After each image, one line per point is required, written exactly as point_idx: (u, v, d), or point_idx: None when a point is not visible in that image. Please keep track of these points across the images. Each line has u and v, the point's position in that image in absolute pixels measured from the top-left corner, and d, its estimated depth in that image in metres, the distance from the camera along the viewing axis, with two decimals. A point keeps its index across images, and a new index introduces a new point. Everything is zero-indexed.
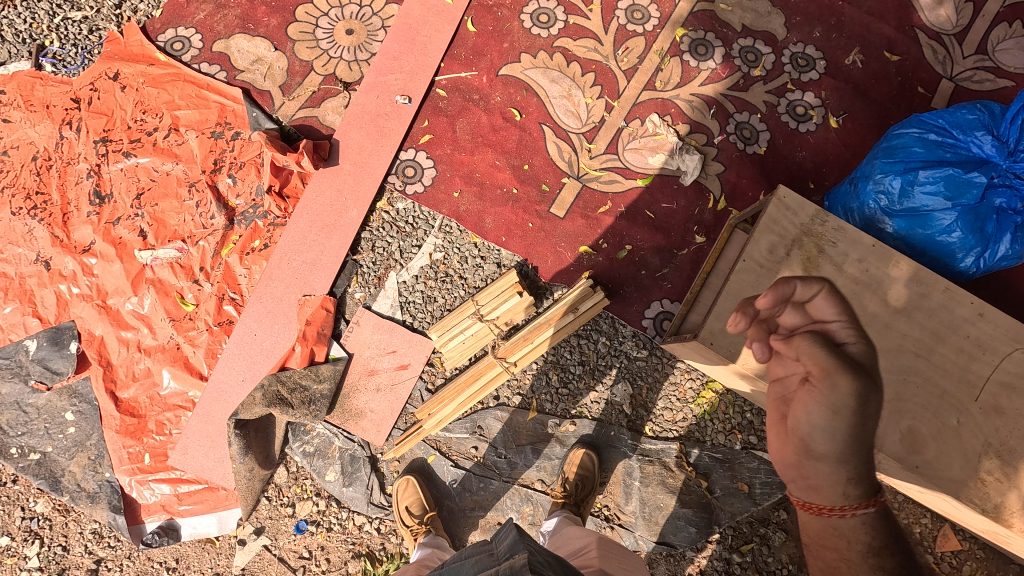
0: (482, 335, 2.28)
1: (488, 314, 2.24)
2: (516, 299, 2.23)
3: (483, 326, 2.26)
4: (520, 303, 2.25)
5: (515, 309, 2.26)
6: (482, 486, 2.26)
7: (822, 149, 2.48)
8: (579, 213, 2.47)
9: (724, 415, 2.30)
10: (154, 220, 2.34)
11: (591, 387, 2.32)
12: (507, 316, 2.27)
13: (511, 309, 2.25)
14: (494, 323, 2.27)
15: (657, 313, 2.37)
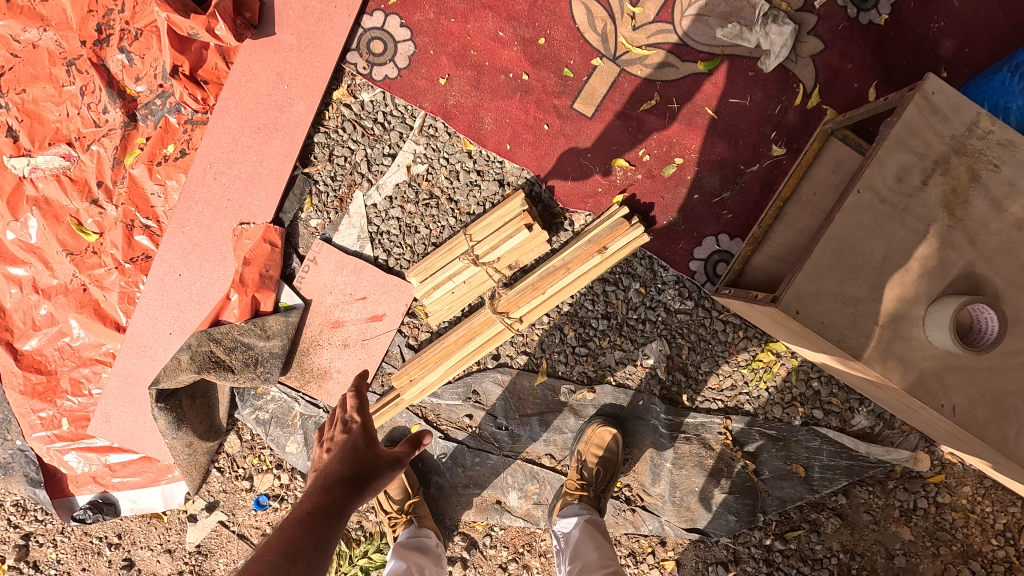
0: (477, 281, 1.73)
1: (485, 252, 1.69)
2: (523, 233, 1.67)
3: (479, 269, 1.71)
4: (529, 238, 1.69)
5: (523, 247, 1.70)
6: (478, 461, 1.85)
7: (970, 17, 1.70)
8: (613, 111, 1.78)
9: (782, 384, 1.82)
10: (24, 115, 1.69)
11: (617, 347, 1.81)
12: (511, 256, 1.71)
13: (517, 247, 1.70)
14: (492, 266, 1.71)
15: (710, 254, 1.79)
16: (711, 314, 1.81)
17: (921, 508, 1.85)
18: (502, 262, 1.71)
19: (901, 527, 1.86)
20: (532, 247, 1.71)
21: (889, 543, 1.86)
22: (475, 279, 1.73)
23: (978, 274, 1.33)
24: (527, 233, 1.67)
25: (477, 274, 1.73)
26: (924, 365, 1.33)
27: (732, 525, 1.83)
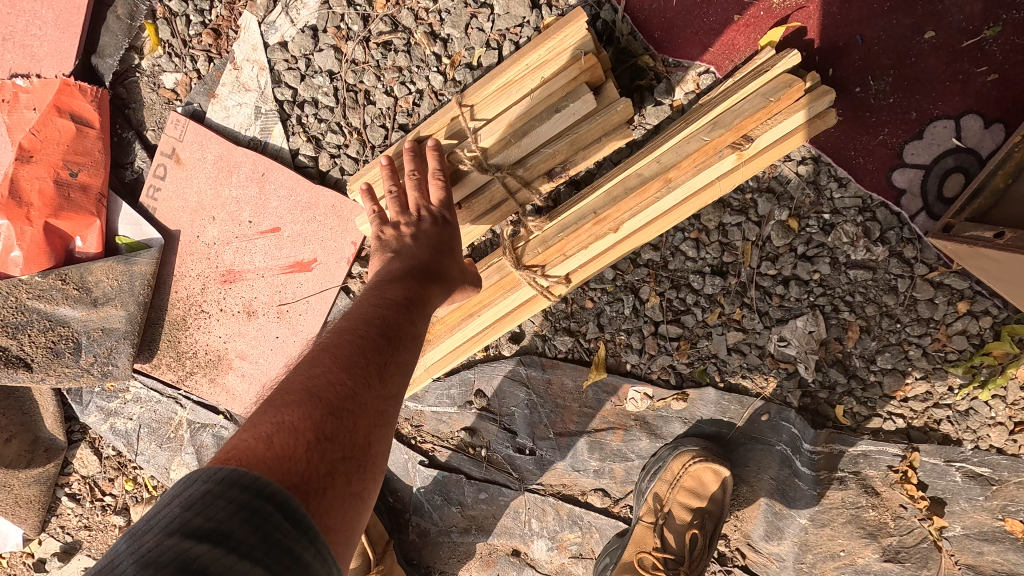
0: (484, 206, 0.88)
1: (506, 145, 0.86)
2: (582, 102, 0.83)
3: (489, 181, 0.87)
4: (595, 116, 0.84)
5: (579, 133, 0.84)
6: (483, 498, 1.13)
7: None
8: None
9: (1018, 396, 1.03)
10: None
11: (731, 326, 1.02)
12: (554, 155, 0.85)
13: (567, 135, 0.84)
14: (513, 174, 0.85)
15: (937, 156, 0.92)
16: (911, 272, 0.99)
17: None
18: (533, 168, 0.85)
19: None
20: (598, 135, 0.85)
21: None
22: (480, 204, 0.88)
23: None
24: (591, 102, 0.83)
25: (483, 193, 0.87)
26: None
27: None
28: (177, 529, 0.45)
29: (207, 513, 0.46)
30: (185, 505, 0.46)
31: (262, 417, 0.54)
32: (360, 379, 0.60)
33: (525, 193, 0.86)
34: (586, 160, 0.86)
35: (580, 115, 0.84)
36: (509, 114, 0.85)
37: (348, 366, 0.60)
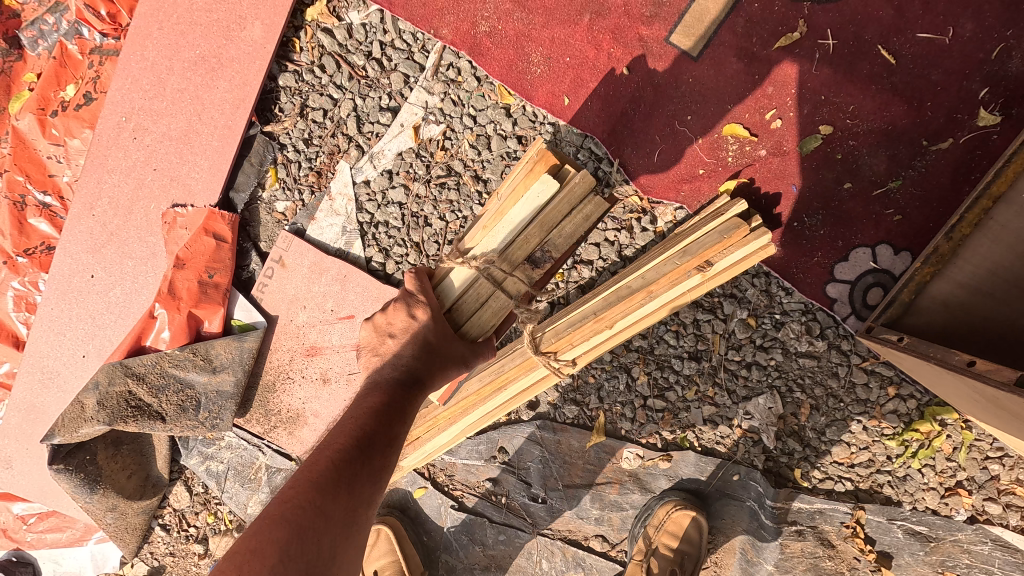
0: (478, 308, 0.92)
1: (485, 244, 0.92)
2: (542, 185, 0.89)
3: (481, 279, 0.91)
4: (557, 195, 0.91)
5: (549, 214, 0.92)
6: (503, 538, 1.36)
7: None
8: (732, 49, 1.17)
9: (943, 465, 1.27)
10: None
11: (706, 400, 1.28)
12: (534, 237, 0.92)
13: (537, 219, 0.92)
14: (501, 263, 0.92)
15: (860, 274, 1.20)
16: (848, 361, 1.24)
17: None
18: (516, 255, 0.92)
19: None
20: (566, 209, 0.93)
21: None
22: (466, 308, 0.92)
23: None
24: (553, 184, 0.89)
25: (468, 295, 0.93)
26: None
27: None
28: None
29: None
30: None
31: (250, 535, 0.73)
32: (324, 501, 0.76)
33: (513, 280, 0.93)
34: (566, 234, 0.94)
35: (545, 197, 0.90)
36: (486, 218, 0.93)
37: (318, 488, 0.77)
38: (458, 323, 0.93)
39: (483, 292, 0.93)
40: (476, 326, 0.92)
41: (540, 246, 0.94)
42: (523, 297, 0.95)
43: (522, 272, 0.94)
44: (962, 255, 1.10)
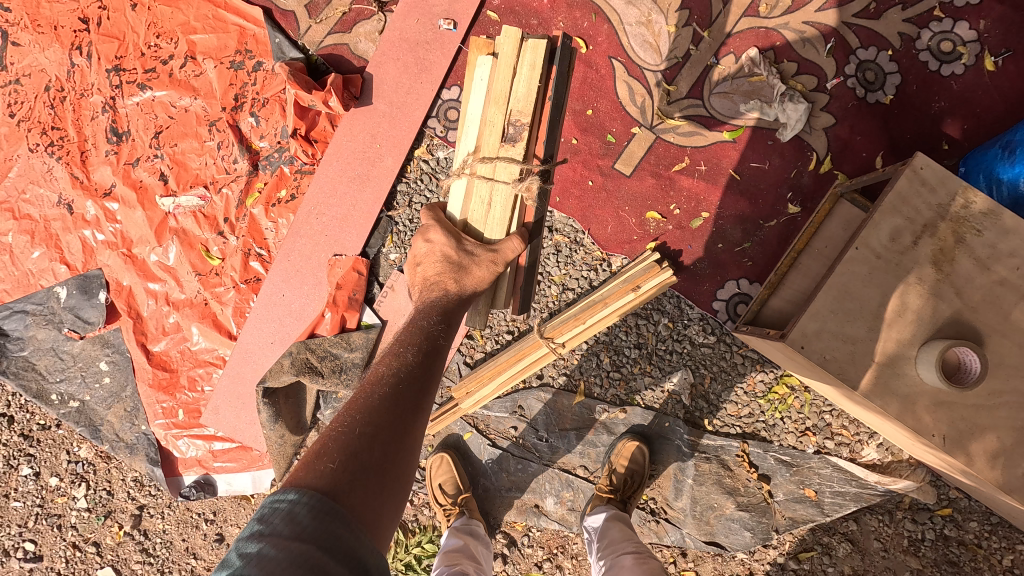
0: (487, 213, 1.33)
1: (461, 162, 1.35)
2: (480, 87, 1.34)
3: (476, 185, 1.33)
4: (492, 90, 1.32)
5: (497, 84, 1.31)
6: (520, 467, 2.10)
7: (967, 99, 2.00)
8: (649, 170, 2.08)
9: (796, 416, 2.03)
10: (174, 163, 2.14)
11: (646, 373, 2.07)
12: (498, 121, 1.31)
13: (490, 91, 1.33)
14: (483, 155, 1.32)
15: (731, 295, 2.04)
16: (731, 349, 2.04)
17: (930, 539, 2.01)
18: (489, 146, 1.32)
19: (909, 556, 2.02)
20: (511, 77, 1.31)
21: (900, 570, 2.02)
22: (475, 220, 1.33)
23: (963, 320, 1.58)
24: (488, 61, 1.33)
25: (472, 211, 1.34)
26: (917, 398, 1.58)
27: (748, 542, 2.02)
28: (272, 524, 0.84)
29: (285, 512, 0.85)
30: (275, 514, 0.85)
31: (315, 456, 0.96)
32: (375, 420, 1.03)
33: (500, 161, 1.30)
34: (516, 108, 1.30)
35: (488, 71, 1.33)
36: (461, 142, 1.37)
37: (370, 412, 1.04)
38: (479, 231, 1.33)
39: (482, 199, 1.33)
40: (492, 224, 1.33)
41: (507, 126, 1.30)
42: (517, 177, 1.30)
43: (503, 152, 1.31)
44: (783, 284, 1.95)
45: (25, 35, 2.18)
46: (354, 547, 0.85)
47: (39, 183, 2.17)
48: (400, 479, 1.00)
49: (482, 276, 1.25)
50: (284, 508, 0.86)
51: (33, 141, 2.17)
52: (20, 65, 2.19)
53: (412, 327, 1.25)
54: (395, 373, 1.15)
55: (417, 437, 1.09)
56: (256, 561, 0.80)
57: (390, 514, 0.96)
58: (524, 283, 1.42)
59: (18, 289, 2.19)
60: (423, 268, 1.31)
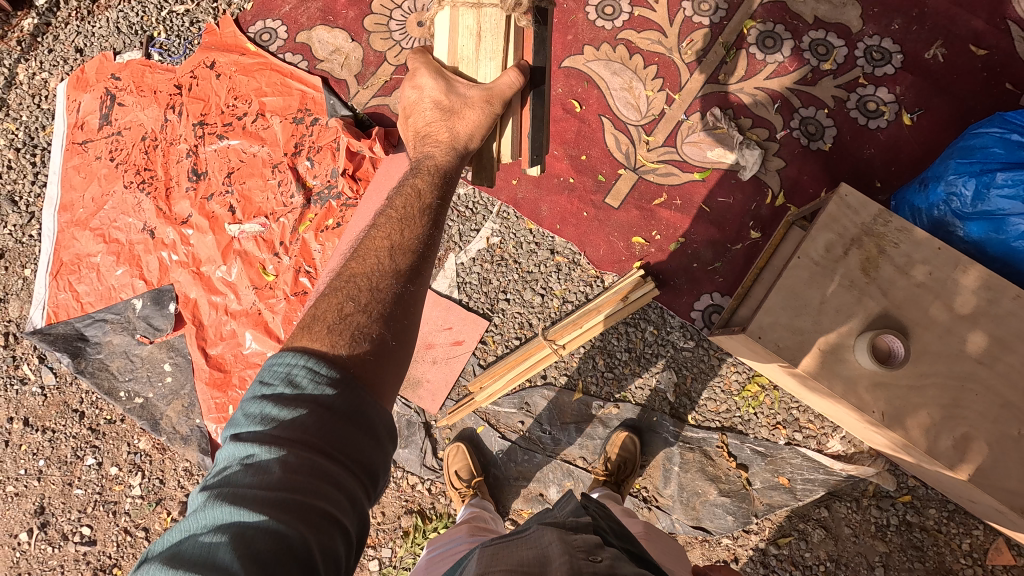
0: (478, 45, 1.24)
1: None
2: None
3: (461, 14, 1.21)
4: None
5: None
6: (527, 458, 2.39)
7: (892, 146, 2.46)
8: (634, 204, 2.51)
9: (768, 412, 2.33)
10: (242, 197, 2.59)
11: (636, 374, 2.39)
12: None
13: None
14: None
15: (706, 306, 2.41)
16: (709, 353, 2.38)
17: (894, 524, 2.24)
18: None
19: (878, 541, 2.24)
20: None
21: (870, 555, 2.24)
22: (466, 58, 1.25)
23: (891, 315, 1.93)
24: None
25: (461, 47, 1.25)
26: (858, 379, 1.90)
27: (729, 526, 2.28)
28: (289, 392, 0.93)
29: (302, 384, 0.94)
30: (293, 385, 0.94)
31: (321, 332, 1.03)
32: (376, 302, 1.09)
33: None
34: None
35: None
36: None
37: (370, 294, 1.10)
38: (472, 72, 1.25)
39: (469, 29, 1.23)
40: (485, 62, 1.24)
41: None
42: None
43: None
44: (749, 295, 2.28)
45: (130, 98, 2.73)
46: (353, 401, 0.94)
47: (129, 214, 2.62)
48: (400, 347, 1.08)
49: (471, 118, 1.22)
50: (285, 372, 0.96)
51: (128, 180, 2.65)
52: (123, 121, 2.71)
53: (410, 195, 1.26)
54: (392, 248, 1.17)
55: (416, 313, 1.15)
56: (263, 414, 0.90)
57: (393, 375, 1.05)
58: (533, 135, 1.35)
59: (100, 301, 2.58)
60: (418, 116, 1.32)
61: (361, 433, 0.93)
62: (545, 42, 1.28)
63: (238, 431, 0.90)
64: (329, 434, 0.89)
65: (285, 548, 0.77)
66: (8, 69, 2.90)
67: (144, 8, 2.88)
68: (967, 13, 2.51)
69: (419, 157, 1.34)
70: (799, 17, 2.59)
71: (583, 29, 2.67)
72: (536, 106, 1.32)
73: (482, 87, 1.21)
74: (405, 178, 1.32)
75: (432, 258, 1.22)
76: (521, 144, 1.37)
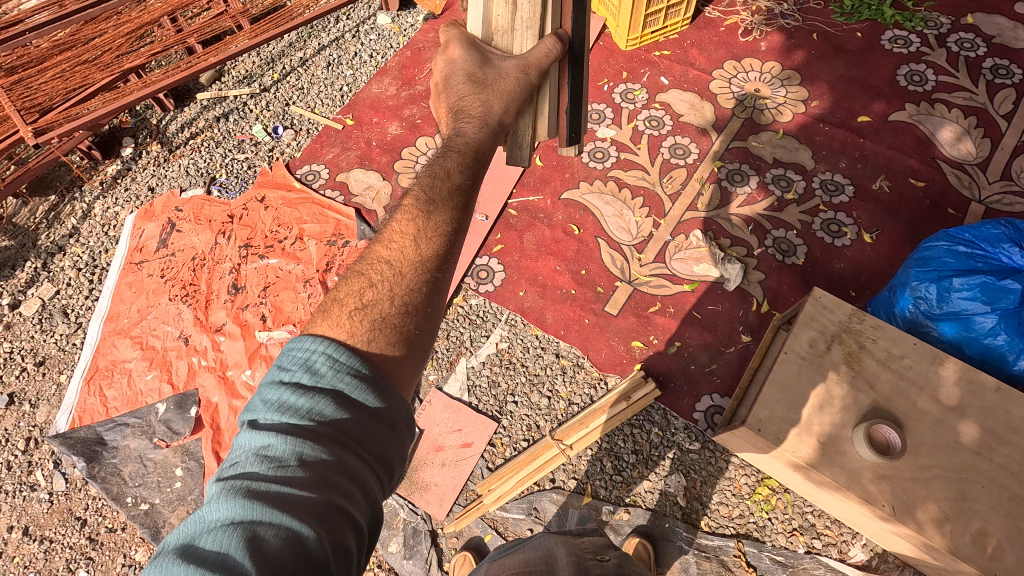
0: (513, 15, 1.39)
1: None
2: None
3: None
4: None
5: None
6: None
7: (859, 260, 2.76)
8: (631, 312, 2.74)
9: (782, 518, 2.29)
10: (274, 308, 2.85)
11: (644, 476, 2.40)
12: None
13: None
14: None
15: (708, 406, 2.50)
16: (715, 455, 2.42)
17: None
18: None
19: None
20: None
21: None
22: (502, 28, 1.42)
23: (882, 407, 2.03)
24: None
25: (498, 18, 1.41)
26: (861, 472, 1.94)
27: None
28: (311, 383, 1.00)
29: (322, 375, 1.02)
30: (313, 377, 1.01)
31: (347, 318, 1.12)
32: (399, 289, 1.17)
33: None
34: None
35: None
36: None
37: (394, 282, 1.18)
38: (509, 44, 1.42)
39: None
40: (521, 31, 1.40)
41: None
42: None
43: None
44: (748, 395, 2.36)
45: (187, 225, 3.15)
46: (369, 391, 1.03)
47: (168, 322, 2.87)
48: (421, 334, 1.18)
49: (506, 85, 1.33)
50: (304, 359, 1.03)
51: (173, 293, 2.94)
52: (178, 244, 3.09)
53: (439, 174, 1.31)
54: (416, 236, 1.23)
55: (439, 300, 1.24)
56: (282, 402, 0.97)
57: (410, 363, 1.15)
58: (570, 109, 1.52)
59: (126, 404, 2.70)
60: (451, 90, 1.39)
61: (376, 423, 1.01)
62: (581, 14, 1.42)
63: (257, 417, 0.97)
64: (345, 424, 0.97)
65: (301, 535, 0.83)
66: (86, 205, 3.38)
67: (211, 156, 3.47)
68: (901, 154, 2.99)
69: (452, 133, 1.38)
70: (761, 158, 3.08)
71: (579, 169, 3.16)
72: (571, 84, 1.48)
73: (517, 57, 1.36)
74: (438, 158, 1.37)
75: (459, 243, 1.29)
76: (558, 121, 1.55)
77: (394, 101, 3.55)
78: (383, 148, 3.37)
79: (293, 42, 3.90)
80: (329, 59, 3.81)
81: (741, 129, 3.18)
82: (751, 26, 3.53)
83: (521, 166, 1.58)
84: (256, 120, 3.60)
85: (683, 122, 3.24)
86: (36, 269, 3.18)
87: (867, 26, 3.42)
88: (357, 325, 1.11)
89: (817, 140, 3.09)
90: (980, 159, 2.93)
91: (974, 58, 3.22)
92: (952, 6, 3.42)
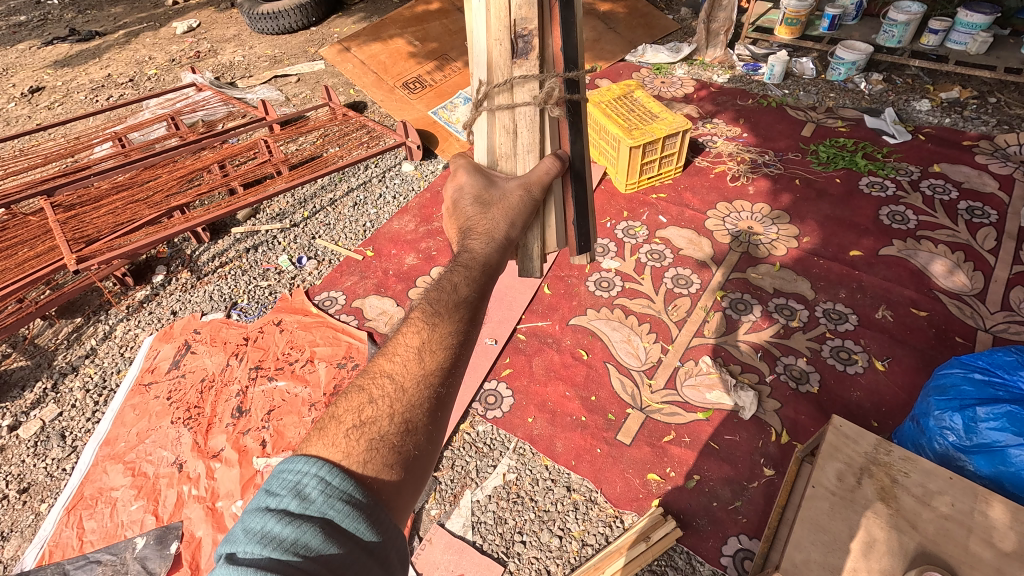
0: (515, 142, 1.54)
1: (479, 96, 1.49)
2: (480, 19, 1.37)
3: (498, 118, 1.50)
4: (490, 7, 1.34)
5: (497, 6, 1.32)
6: None
7: (875, 388, 2.70)
8: (645, 441, 2.63)
9: None
10: (275, 432, 2.78)
11: None
12: (506, 41, 1.37)
13: (492, 18, 1.35)
14: (500, 93, 1.45)
15: (736, 550, 2.26)
16: None
17: None
18: (502, 71, 1.42)
19: None
20: None
21: None
22: (506, 154, 1.56)
23: (930, 552, 1.84)
24: None
25: (501, 146, 1.55)
26: None
27: None
28: (299, 509, 0.99)
29: (312, 503, 1.00)
30: (304, 503, 1.00)
31: (344, 437, 1.11)
32: (400, 406, 1.17)
33: (520, 92, 1.45)
34: (520, 16, 1.34)
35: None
36: (474, 73, 1.49)
37: (395, 398, 1.17)
38: (514, 166, 1.57)
39: (506, 129, 1.52)
40: (523, 154, 1.55)
41: (517, 41, 1.38)
42: (537, 97, 1.44)
43: (519, 69, 1.41)
44: (778, 537, 2.15)
45: (203, 346, 3.22)
46: (361, 520, 1.01)
47: (165, 446, 2.79)
48: (420, 454, 1.17)
49: (511, 204, 1.46)
50: (294, 483, 1.03)
51: (176, 415, 2.90)
52: (190, 365, 3.13)
53: (446, 288, 1.37)
54: (421, 349, 1.25)
55: (443, 417, 1.24)
56: (265, 531, 0.94)
57: (408, 486, 1.13)
58: (575, 221, 1.66)
59: (103, 539, 2.50)
60: (459, 214, 1.50)
61: (366, 556, 0.98)
62: (578, 136, 1.58)
63: (236, 550, 0.93)
64: (333, 557, 0.94)
65: None
66: (109, 326, 3.50)
67: (236, 283, 3.67)
68: (898, 285, 3.10)
69: (461, 250, 1.46)
70: (761, 288, 3.20)
71: (586, 296, 3.28)
72: (575, 199, 1.62)
73: (521, 178, 1.50)
74: (445, 273, 1.43)
75: (464, 356, 1.31)
76: (567, 233, 1.69)
77: (412, 235, 3.84)
78: (400, 276, 3.56)
79: (325, 184, 4.35)
80: (355, 200, 4.21)
81: (739, 261, 3.35)
82: (738, 174, 3.92)
83: (534, 276, 1.71)
84: (283, 250, 3.87)
85: (683, 255, 3.44)
86: (45, 390, 3.18)
87: (844, 173, 3.78)
88: (356, 444, 1.10)
89: (814, 272, 3.23)
90: (977, 289, 3.02)
91: (948, 200, 3.49)
92: (918, 157, 3.81)
